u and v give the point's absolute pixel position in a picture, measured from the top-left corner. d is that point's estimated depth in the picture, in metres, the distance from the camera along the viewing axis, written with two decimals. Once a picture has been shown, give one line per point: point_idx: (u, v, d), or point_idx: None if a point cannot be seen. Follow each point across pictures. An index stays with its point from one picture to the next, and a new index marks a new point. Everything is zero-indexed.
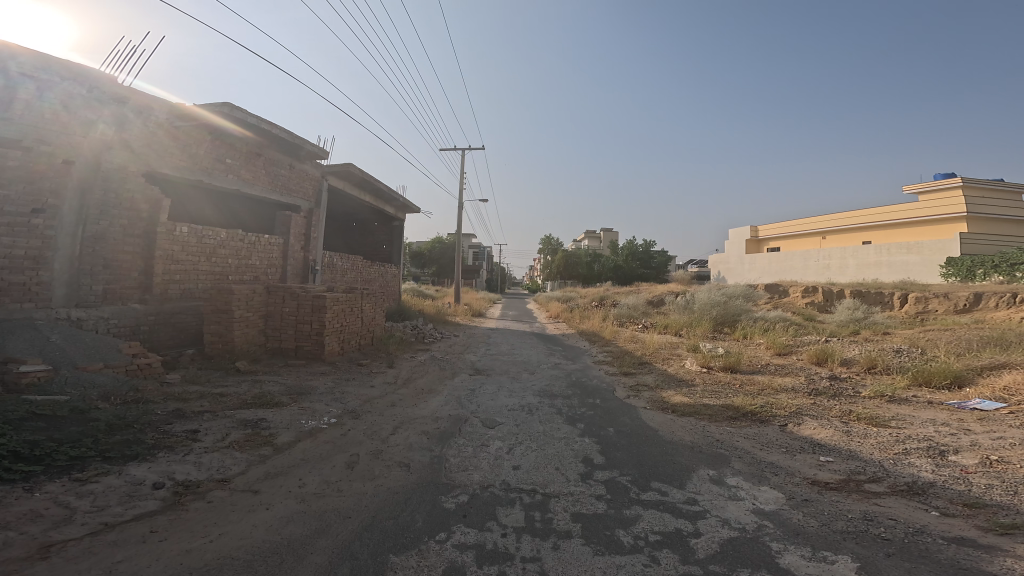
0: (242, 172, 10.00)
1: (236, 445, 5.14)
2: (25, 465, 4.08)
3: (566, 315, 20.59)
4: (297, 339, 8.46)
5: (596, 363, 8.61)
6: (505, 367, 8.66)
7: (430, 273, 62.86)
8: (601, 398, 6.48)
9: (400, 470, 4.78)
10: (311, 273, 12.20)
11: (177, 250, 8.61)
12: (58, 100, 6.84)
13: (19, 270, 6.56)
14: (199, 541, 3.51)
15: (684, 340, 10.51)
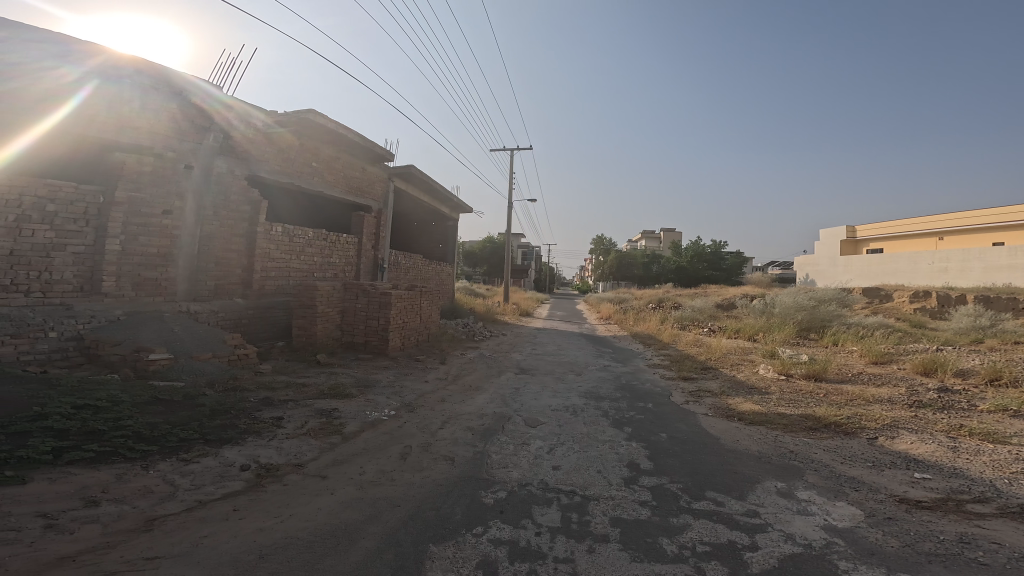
0: (324, 175, 10.88)
1: (311, 432, 5.42)
2: (143, 446, 4.50)
3: (622, 317, 19.91)
4: (364, 333, 8.94)
5: (650, 367, 8.14)
6: (557, 367, 8.49)
7: (481, 271, 62.89)
8: (654, 402, 6.09)
9: (446, 463, 4.82)
10: (379, 271, 12.96)
11: (273, 249, 9.50)
12: (176, 112, 7.79)
13: (151, 267, 7.52)
14: (271, 520, 3.74)
15: (759, 345, 9.64)
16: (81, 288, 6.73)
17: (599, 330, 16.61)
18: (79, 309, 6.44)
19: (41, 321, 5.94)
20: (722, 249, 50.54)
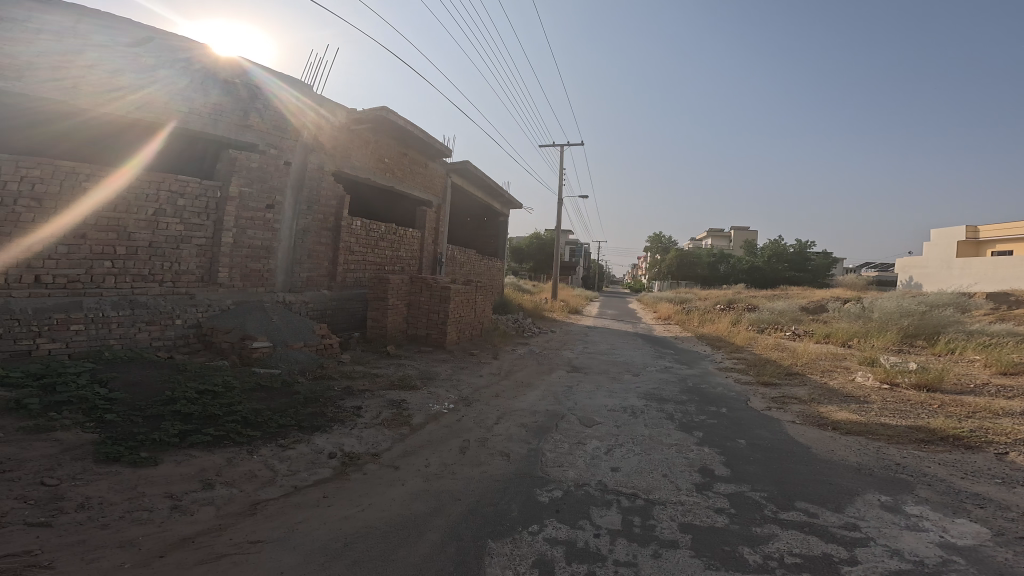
0: (393, 171, 11.11)
1: (385, 422, 5.58)
2: (250, 431, 4.87)
3: (684, 317, 18.98)
4: (426, 324, 9.14)
5: (722, 370, 7.63)
6: (612, 366, 8.19)
7: (528, 266, 61.77)
8: (728, 407, 5.70)
9: (503, 459, 4.79)
10: (438, 265, 13.27)
11: (353, 242, 9.78)
12: (275, 108, 8.16)
13: (256, 258, 8.00)
14: (354, 509, 3.95)
15: (856, 351, 8.76)
16: (204, 278, 7.34)
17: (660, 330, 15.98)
18: (200, 298, 7.12)
19: (170, 309, 6.67)
20: (804, 249, 46.66)
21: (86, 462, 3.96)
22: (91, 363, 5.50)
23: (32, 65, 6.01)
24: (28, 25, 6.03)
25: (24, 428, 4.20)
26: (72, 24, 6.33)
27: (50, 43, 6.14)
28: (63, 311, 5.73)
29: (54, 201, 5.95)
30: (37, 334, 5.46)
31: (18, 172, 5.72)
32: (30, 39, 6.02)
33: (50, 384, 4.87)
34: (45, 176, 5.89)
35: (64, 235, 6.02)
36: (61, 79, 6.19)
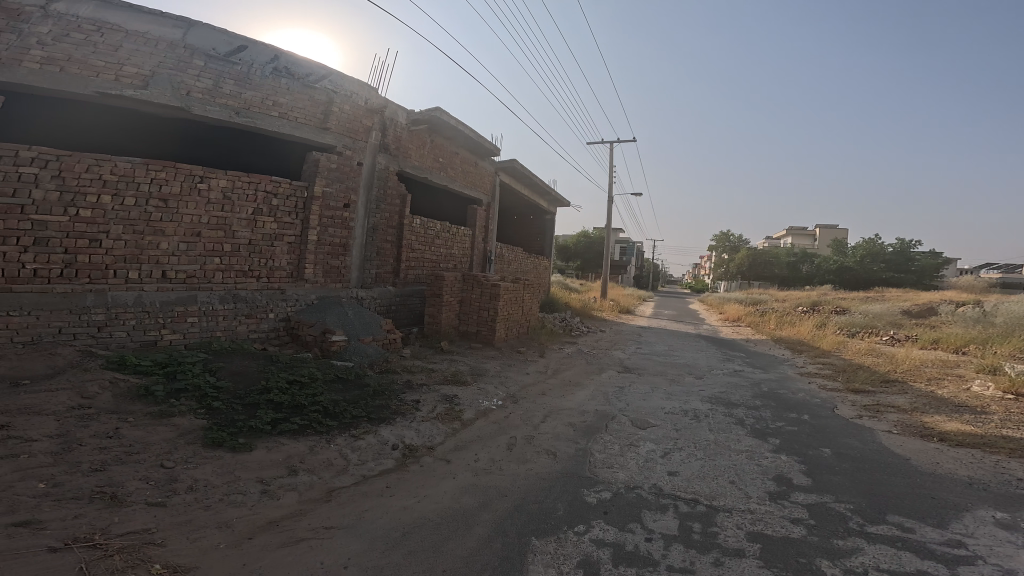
0: (448, 170, 10.07)
1: (442, 416, 5.20)
2: (330, 420, 5.02)
3: (754, 318, 17.61)
4: (476, 321, 8.34)
5: (805, 375, 6.92)
6: (666, 368, 7.62)
7: (575, 266, 57.33)
8: (811, 414, 5.19)
9: (550, 457, 4.71)
10: (487, 263, 11.97)
11: (414, 240, 9.13)
12: (351, 110, 7.49)
13: (335, 255, 7.56)
14: (411, 499, 4.08)
15: (974, 358, 7.65)
16: (294, 274, 7.05)
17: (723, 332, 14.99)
18: (291, 292, 6.96)
19: (264, 302, 6.63)
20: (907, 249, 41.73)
21: (193, 446, 4.32)
22: (204, 352, 5.73)
23: (155, 73, 5.61)
24: (144, 33, 5.58)
25: (145, 413, 4.57)
26: (181, 34, 5.83)
27: (165, 50, 5.70)
28: (180, 303, 5.86)
29: (166, 205, 5.82)
30: (157, 325, 5.66)
31: (142, 176, 5.64)
32: (147, 47, 5.59)
33: (170, 372, 5.17)
34: (165, 180, 5.80)
35: (176, 232, 5.94)
36: (179, 86, 5.76)
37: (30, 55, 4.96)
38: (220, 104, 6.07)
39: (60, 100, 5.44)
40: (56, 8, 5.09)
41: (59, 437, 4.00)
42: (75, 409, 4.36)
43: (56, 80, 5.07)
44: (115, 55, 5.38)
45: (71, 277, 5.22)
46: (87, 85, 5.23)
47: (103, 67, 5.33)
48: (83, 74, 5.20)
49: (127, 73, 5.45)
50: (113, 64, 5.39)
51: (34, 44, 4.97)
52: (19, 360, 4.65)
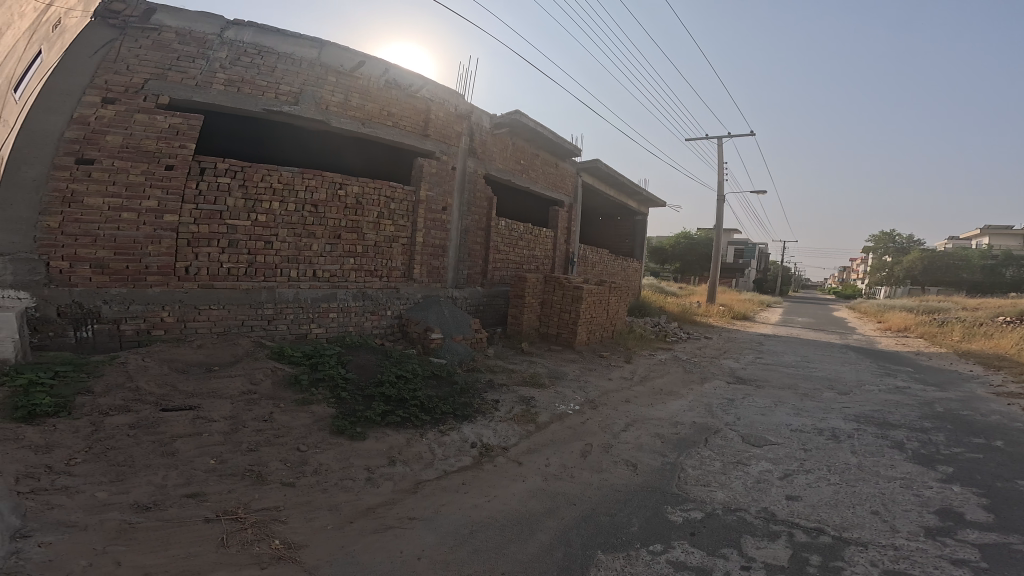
0: (530, 171, 8.69)
1: (517, 418, 5.08)
2: (426, 415, 4.93)
3: (930, 330, 14.07)
4: (557, 323, 7.22)
5: (1005, 398, 5.53)
6: (800, 379, 6.37)
7: (671, 268, 46.28)
8: (1004, 440, 4.12)
9: (628, 468, 4.34)
10: (569, 265, 10.16)
11: (500, 242, 8.06)
12: (441, 116, 6.75)
13: (436, 255, 6.94)
14: (481, 499, 3.90)
15: None
16: (405, 274, 6.64)
17: (884, 344, 12.24)
18: (406, 291, 6.54)
19: (385, 301, 6.31)
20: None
21: (316, 433, 4.44)
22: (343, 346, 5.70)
23: (303, 90, 5.47)
24: (293, 55, 5.47)
25: (290, 400, 4.77)
26: (316, 53, 5.63)
27: (312, 68, 5.55)
28: (325, 301, 5.73)
29: (314, 210, 5.55)
30: (307, 320, 5.62)
31: (299, 184, 5.39)
32: (299, 66, 5.49)
33: (314, 363, 5.32)
34: (317, 187, 5.52)
35: (323, 235, 5.70)
36: (319, 100, 5.57)
37: (216, 77, 5.05)
38: (352, 116, 5.78)
39: (237, 118, 5.52)
40: (224, 36, 5.14)
41: (230, 419, 4.31)
42: (245, 393, 4.65)
43: (230, 97, 5.09)
44: (270, 74, 5.30)
45: (250, 275, 5.32)
46: (252, 102, 5.20)
47: (266, 86, 5.30)
48: (249, 92, 5.17)
49: (280, 90, 5.34)
50: (270, 81, 5.31)
51: (217, 68, 5.05)
52: (210, 346, 5.06)
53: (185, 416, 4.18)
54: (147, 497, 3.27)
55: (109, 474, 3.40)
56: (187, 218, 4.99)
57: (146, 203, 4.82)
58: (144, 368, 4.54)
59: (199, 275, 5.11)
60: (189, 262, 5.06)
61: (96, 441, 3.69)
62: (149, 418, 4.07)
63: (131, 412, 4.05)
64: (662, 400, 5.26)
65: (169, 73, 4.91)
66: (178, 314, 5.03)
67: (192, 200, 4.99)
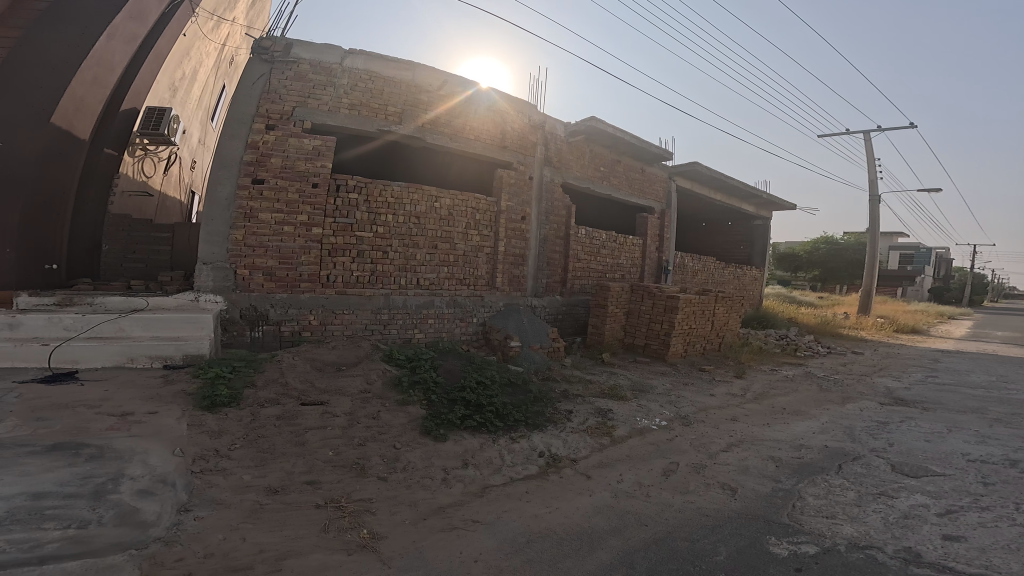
0: (612, 178, 8.29)
1: (591, 430, 4.68)
2: (501, 422, 4.76)
3: None
4: (645, 334, 6.53)
5: None
6: (987, 404, 5.03)
7: (808, 275, 37.89)
8: None
9: (723, 492, 3.71)
10: (663, 274, 9.34)
11: (581, 249, 7.80)
12: (515, 127, 6.79)
13: (513, 265, 6.93)
14: (542, 509, 3.64)
15: None
16: (489, 282, 6.70)
17: None
18: (489, 298, 6.62)
19: (469, 308, 6.46)
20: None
21: (409, 432, 4.50)
22: (432, 351, 5.85)
23: (405, 110, 5.81)
24: (396, 78, 5.80)
25: (393, 399, 4.90)
26: (411, 76, 5.89)
27: (411, 89, 5.86)
28: (426, 307, 6.12)
29: (417, 223, 6.03)
30: (412, 326, 6.05)
31: (406, 199, 5.92)
32: (402, 88, 5.82)
33: (414, 366, 5.44)
34: (420, 201, 6.03)
35: (425, 244, 6.13)
36: (417, 119, 5.89)
37: (343, 102, 5.51)
38: (443, 132, 6.07)
39: (359, 141, 5.98)
40: (341, 64, 5.53)
41: (349, 415, 4.61)
42: (362, 392, 4.92)
43: (353, 118, 5.56)
44: (380, 96, 5.68)
45: (370, 282, 5.80)
46: (369, 123, 5.63)
47: (377, 108, 5.68)
48: (366, 114, 5.59)
49: (389, 111, 5.72)
50: (380, 103, 5.71)
51: (343, 94, 5.50)
52: (342, 347, 5.53)
53: (318, 410, 4.58)
54: (277, 482, 3.66)
55: (255, 459, 3.86)
56: (327, 230, 5.55)
57: (299, 217, 5.42)
58: (293, 367, 5.07)
59: (337, 282, 5.64)
60: (330, 271, 5.61)
61: (252, 429, 4.20)
62: (292, 411, 4.54)
63: (278, 405, 4.56)
64: (781, 422, 4.57)
65: (309, 100, 5.40)
66: (321, 318, 5.58)
67: (331, 215, 5.56)
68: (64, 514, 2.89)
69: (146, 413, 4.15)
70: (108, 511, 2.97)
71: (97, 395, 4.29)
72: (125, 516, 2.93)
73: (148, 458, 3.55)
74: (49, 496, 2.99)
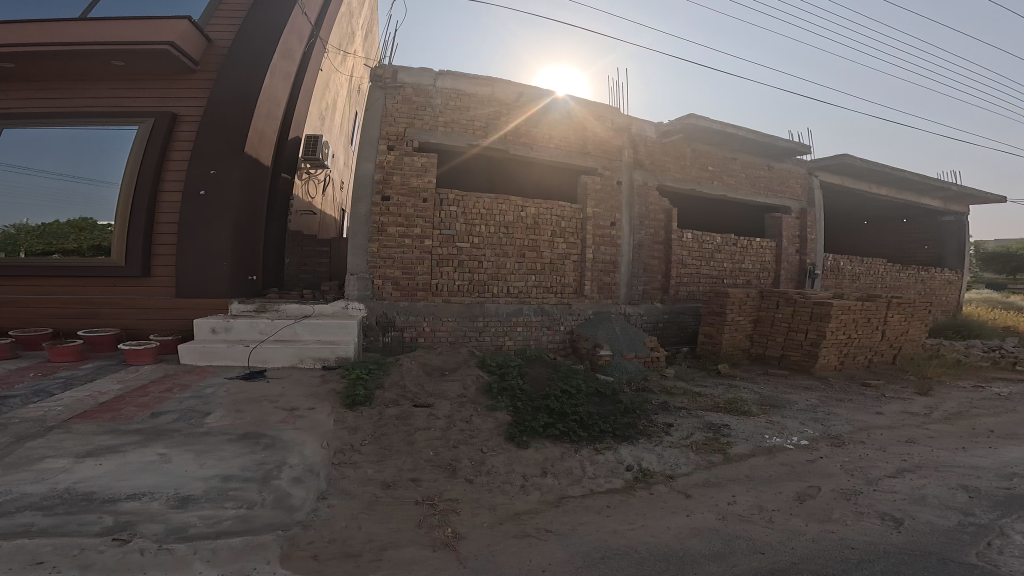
0: (724, 177, 7.96)
1: (696, 447, 4.02)
2: (585, 432, 4.38)
3: None
4: (780, 343, 6.22)
5: None
6: None
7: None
8: None
9: (881, 524, 2.75)
10: (808, 279, 8.69)
11: (687, 254, 7.49)
12: (598, 130, 6.77)
13: (603, 271, 6.81)
14: (625, 526, 3.13)
15: None
16: (577, 290, 6.67)
17: None
18: (577, 306, 6.56)
19: (555, 316, 6.47)
20: None
21: (495, 437, 4.37)
22: (519, 359, 5.82)
23: (489, 124, 6.20)
24: (478, 95, 6.18)
25: (482, 405, 4.86)
26: (492, 90, 6.22)
27: (492, 104, 6.21)
28: (515, 315, 6.26)
29: (506, 232, 6.27)
30: (503, 333, 6.22)
31: (496, 209, 6.20)
32: (486, 103, 6.19)
33: (502, 373, 5.40)
34: (508, 211, 6.26)
35: (513, 253, 6.32)
36: (500, 131, 6.26)
37: (440, 120, 6.02)
38: (523, 142, 6.33)
39: (453, 154, 6.50)
40: (435, 85, 6.00)
41: (448, 418, 4.61)
42: (459, 397, 4.96)
43: (447, 135, 6.07)
44: (467, 112, 6.11)
45: (468, 290, 6.15)
46: (460, 138, 6.11)
47: (466, 123, 6.12)
48: (457, 130, 6.07)
49: (475, 126, 6.15)
50: (468, 119, 6.15)
51: (439, 113, 6.01)
52: (446, 353, 5.84)
53: (425, 411, 4.67)
54: (390, 477, 3.74)
55: (376, 455, 4.00)
56: (435, 241, 6.05)
57: (415, 230, 5.96)
58: (410, 370, 5.36)
59: (444, 290, 6.08)
60: (437, 280, 6.07)
61: (377, 426, 4.41)
62: (406, 411, 4.68)
63: (397, 406, 4.75)
64: (983, 447, 3.58)
65: (416, 121, 5.95)
66: (429, 325, 6.00)
67: (437, 227, 6.05)
68: (241, 495, 3.16)
69: (307, 408, 4.65)
70: (267, 495, 3.20)
71: (275, 390, 4.96)
72: (279, 500, 3.16)
73: (304, 448, 3.91)
74: (234, 479, 3.33)
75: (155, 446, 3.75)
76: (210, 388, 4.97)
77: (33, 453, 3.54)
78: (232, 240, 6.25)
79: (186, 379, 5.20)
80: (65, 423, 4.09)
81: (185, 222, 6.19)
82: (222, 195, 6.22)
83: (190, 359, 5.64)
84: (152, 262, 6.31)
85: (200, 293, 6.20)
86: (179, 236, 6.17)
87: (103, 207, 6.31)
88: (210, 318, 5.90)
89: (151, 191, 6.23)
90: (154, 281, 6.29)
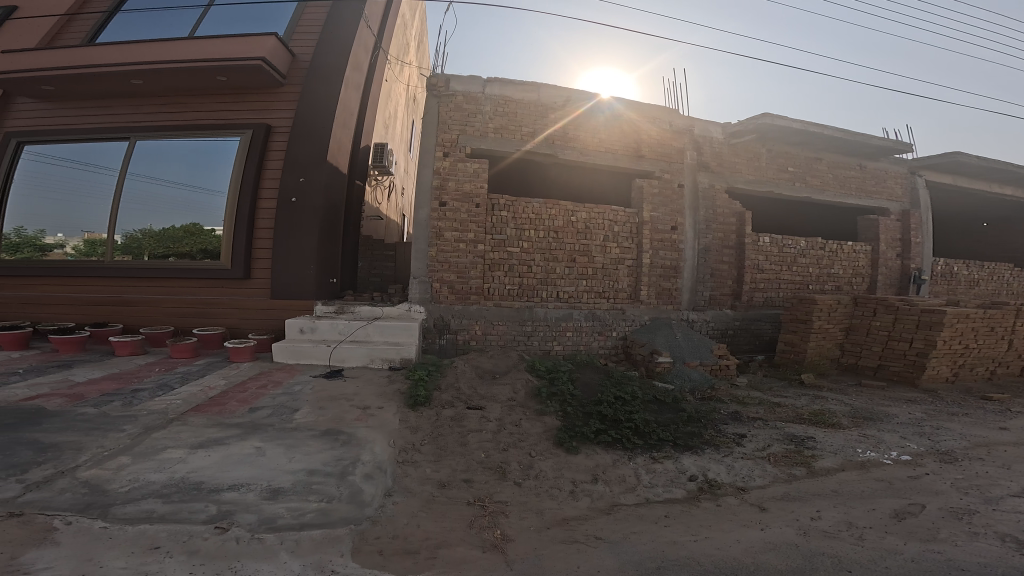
0: (806, 178, 7.44)
1: (775, 459, 3.62)
2: (640, 439, 4.13)
3: None
4: (879, 354, 5.70)
5: None
6: None
7: None
8: None
9: (1006, 548, 2.33)
10: (913, 285, 7.86)
11: (762, 260, 7.04)
12: (652, 131, 6.62)
13: (665, 276, 6.59)
14: (687, 537, 2.83)
15: None
16: (632, 295, 6.50)
17: None
18: (631, 312, 6.39)
19: (608, 322, 6.34)
20: None
21: (544, 441, 4.25)
22: (569, 364, 5.70)
23: (536, 129, 6.29)
24: (524, 100, 6.30)
25: (532, 408, 4.77)
26: (538, 95, 6.33)
27: (539, 109, 6.31)
28: (565, 319, 6.21)
29: (556, 237, 6.25)
30: (551, 338, 6.18)
31: (545, 214, 6.21)
32: (533, 109, 6.30)
33: (553, 378, 5.29)
34: (558, 215, 6.25)
35: (563, 258, 6.28)
36: (547, 135, 6.32)
37: (489, 126, 6.21)
38: (571, 146, 6.35)
39: (501, 159, 6.66)
40: (484, 92, 6.22)
41: (500, 421, 4.57)
42: (509, 400, 4.92)
43: (497, 141, 6.23)
44: (515, 118, 6.25)
45: (518, 294, 6.19)
46: (509, 144, 6.25)
47: (515, 129, 6.25)
48: (506, 136, 6.22)
49: (523, 132, 6.26)
50: (516, 125, 6.27)
51: (489, 120, 6.20)
52: (497, 356, 5.86)
53: (477, 414, 4.67)
54: (445, 476, 3.72)
55: (433, 454, 4.01)
56: (487, 246, 6.18)
57: (470, 234, 6.11)
58: (464, 373, 5.41)
59: (496, 294, 6.18)
60: (489, 283, 6.18)
61: (434, 426, 4.47)
62: (460, 412, 4.71)
63: (453, 407, 4.80)
64: None
65: (468, 128, 6.17)
66: (483, 327, 6.10)
67: (489, 231, 6.17)
68: (321, 489, 3.28)
69: (377, 407, 4.85)
70: (343, 491, 3.29)
71: (350, 390, 5.21)
72: (354, 495, 3.24)
73: (374, 447, 4.02)
74: (317, 474, 3.49)
75: (253, 440, 4.01)
76: (297, 386, 5.34)
77: (156, 443, 3.88)
78: (318, 244, 6.87)
79: (279, 377, 5.65)
80: (182, 416, 4.48)
81: (280, 228, 6.88)
82: (311, 202, 6.88)
83: (283, 356, 6.10)
84: (252, 266, 7.06)
85: (292, 296, 6.84)
86: (274, 241, 6.86)
87: (213, 215, 7.20)
88: (299, 319, 6.41)
89: (252, 200, 7.02)
90: (253, 285, 7.02)
